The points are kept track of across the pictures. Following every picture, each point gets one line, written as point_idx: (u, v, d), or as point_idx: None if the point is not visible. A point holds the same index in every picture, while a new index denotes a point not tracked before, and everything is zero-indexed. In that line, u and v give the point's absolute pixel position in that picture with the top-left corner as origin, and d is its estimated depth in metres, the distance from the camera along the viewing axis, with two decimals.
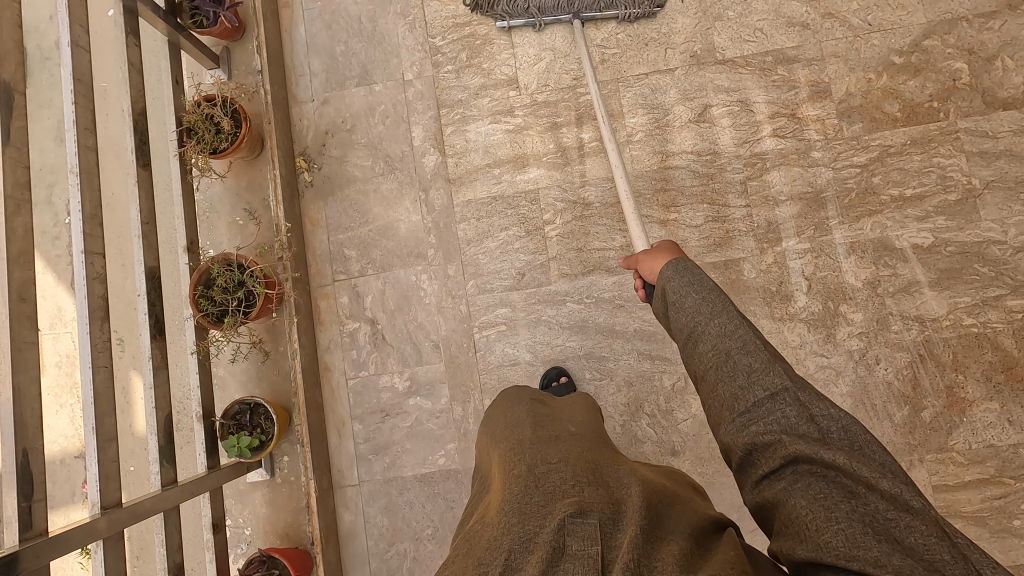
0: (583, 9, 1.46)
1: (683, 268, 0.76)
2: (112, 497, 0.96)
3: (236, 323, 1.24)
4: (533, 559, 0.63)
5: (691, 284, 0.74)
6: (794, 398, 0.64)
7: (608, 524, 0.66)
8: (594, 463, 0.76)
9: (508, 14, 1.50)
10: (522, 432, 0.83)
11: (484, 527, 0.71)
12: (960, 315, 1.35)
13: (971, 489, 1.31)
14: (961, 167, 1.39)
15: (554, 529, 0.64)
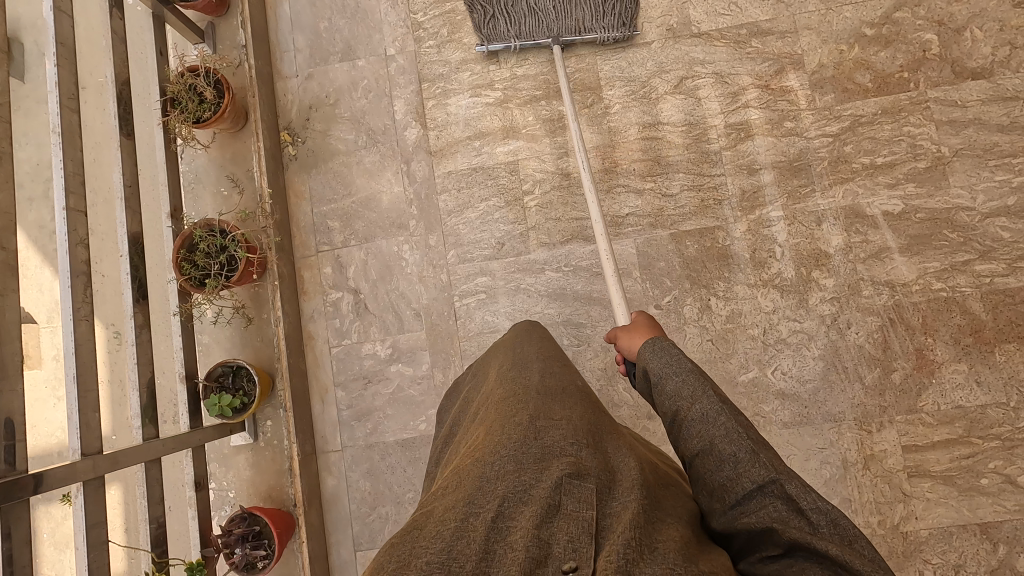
0: (562, 33, 1.46)
1: (659, 347, 0.78)
2: (93, 444, 0.99)
3: (218, 286, 1.26)
4: (527, 511, 0.60)
5: (668, 365, 0.76)
6: (781, 491, 0.61)
7: (604, 490, 0.65)
8: (595, 428, 0.76)
9: (488, 39, 1.49)
10: (531, 382, 0.85)
11: (473, 468, 0.67)
12: (930, 279, 1.38)
13: (939, 449, 1.34)
14: (931, 135, 1.42)
15: (553, 485, 0.63)
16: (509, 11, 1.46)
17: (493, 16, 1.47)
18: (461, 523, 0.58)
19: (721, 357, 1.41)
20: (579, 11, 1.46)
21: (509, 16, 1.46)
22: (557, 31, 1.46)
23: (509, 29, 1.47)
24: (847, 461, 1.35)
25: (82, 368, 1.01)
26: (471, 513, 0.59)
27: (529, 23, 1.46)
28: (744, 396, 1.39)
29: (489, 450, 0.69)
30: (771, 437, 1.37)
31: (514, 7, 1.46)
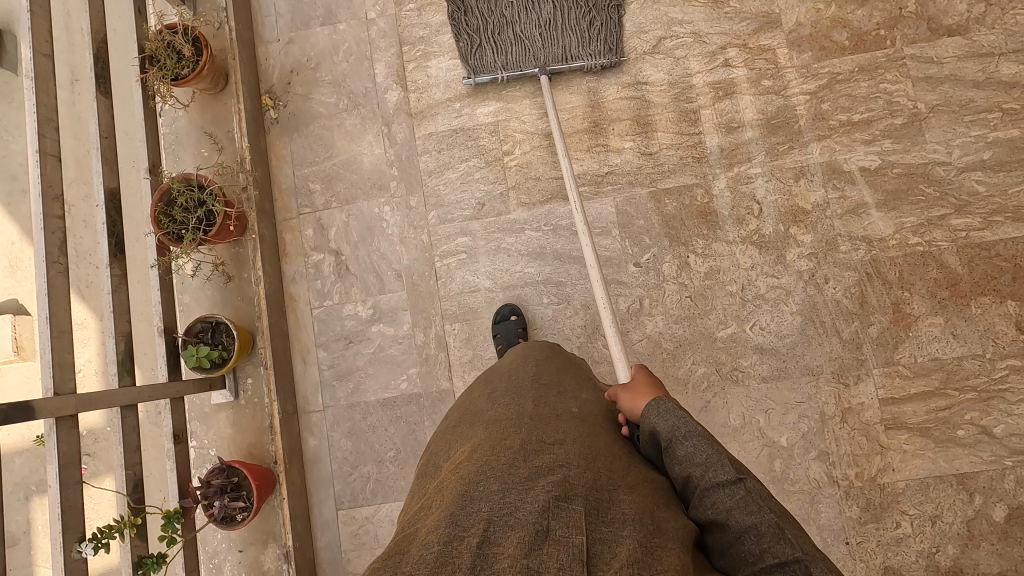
0: (550, 61, 1.45)
1: (662, 409, 0.78)
2: (67, 385, 1.00)
3: (196, 240, 1.27)
4: (514, 535, 0.60)
5: (674, 428, 0.76)
6: (806, 570, 0.61)
7: (595, 513, 0.65)
8: (588, 451, 0.75)
9: (475, 71, 1.47)
10: (524, 404, 0.83)
11: (457, 492, 0.67)
12: (906, 234, 1.39)
13: (916, 401, 1.34)
14: (908, 92, 1.42)
15: (539, 510, 0.63)
16: (496, 41, 1.46)
17: (480, 46, 1.47)
18: (445, 546, 0.59)
19: (699, 313, 1.41)
20: (566, 38, 1.46)
21: (496, 46, 1.46)
22: (544, 60, 1.46)
23: (495, 60, 1.46)
24: (824, 414, 1.36)
25: (54, 309, 1.01)
26: (456, 538, 0.60)
27: (515, 53, 1.45)
28: (722, 351, 1.40)
29: (478, 473, 0.69)
30: (748, 392, 1.38)
31: (500, 37, 1.46)
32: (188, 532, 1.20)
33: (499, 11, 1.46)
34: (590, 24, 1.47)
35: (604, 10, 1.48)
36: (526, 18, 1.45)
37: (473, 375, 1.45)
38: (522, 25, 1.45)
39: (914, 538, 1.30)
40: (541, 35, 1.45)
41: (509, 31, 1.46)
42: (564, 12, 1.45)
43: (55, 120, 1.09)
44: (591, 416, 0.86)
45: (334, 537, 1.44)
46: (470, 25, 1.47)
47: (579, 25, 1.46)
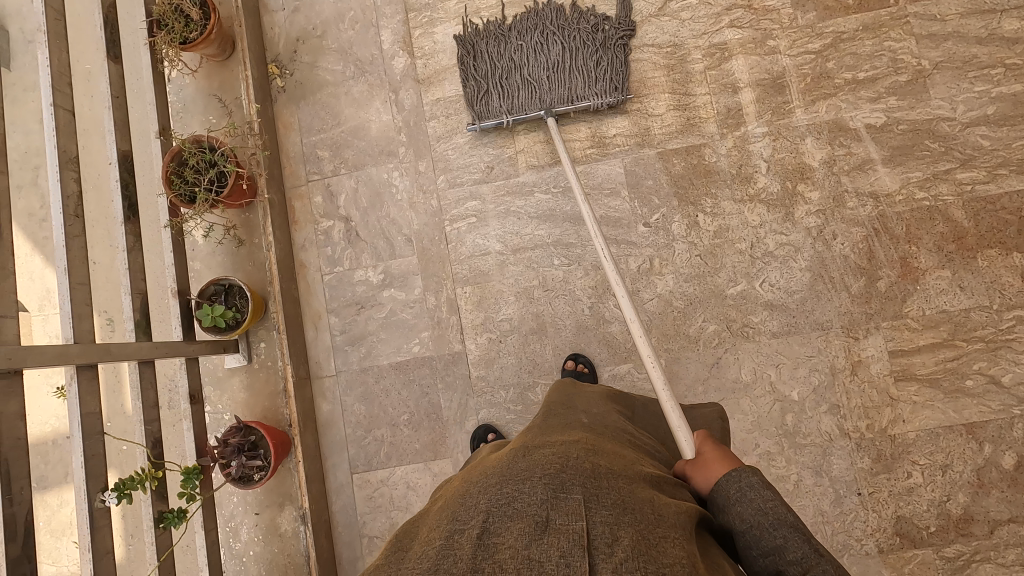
0: (556, 102, 1.43)
1: (746, 485, 0.70)
2: (85, 336, 1.01)
3: (208, 201, 1.27)
4: (514, 525, 0.61)
5: (761, 511, 0.67)
6: None
7: (595, 498, 0.64)
8: (590, 448, 0.75)
9: (480, 117, 1.45)
10: (536, 419, 0.88)
11: (459, 498, 0.68)
12: (913, 189, 1.40)
13: (925, 353, 1.36)
14: (912, 50, 1.44)
15: (539, 503, 0.63)
16: (503, 85, 1.45)
17: (487, 92, 1.46)
18: (446, 542, 0.60)
19: (709, 271, 1.42)
20: (573, 80, 1.43)
21: (502, 90, 1.45)
22: (550, 102, 1.43)
23: (500, 105, 1.45)
24: (835, 367, 1.37)
25: (72, 262, 1.02)
26: (456, 532, 0.61)
27: (521, 97, 1.44)
28: (733, 309, 1.41)
29: (479, 478, 0.71)
30: (760, 347, 1.39)
31: (507, 81, 1.45)
32: (206, 491, 1.20)
33: (508, 55, 1.46)
34: (597, 64, 1.45)
35: (611, 50, 1.47)
36: (533, 61, 1.45)
37: (485, 338, 1.46)
38: (531, 68, 1.44)
39: (925, 487, 1.32)
40: (548, 78, 1.43)
41: (515, 76, 1.45)
42: (572, 56, 1.44)
43: (67, 75, 1.09)
44: (601, 425, 0.87)
45: (349, 500, 1.44)
46: (478, 69, 1.48)
47: (586, 66, 1.44)
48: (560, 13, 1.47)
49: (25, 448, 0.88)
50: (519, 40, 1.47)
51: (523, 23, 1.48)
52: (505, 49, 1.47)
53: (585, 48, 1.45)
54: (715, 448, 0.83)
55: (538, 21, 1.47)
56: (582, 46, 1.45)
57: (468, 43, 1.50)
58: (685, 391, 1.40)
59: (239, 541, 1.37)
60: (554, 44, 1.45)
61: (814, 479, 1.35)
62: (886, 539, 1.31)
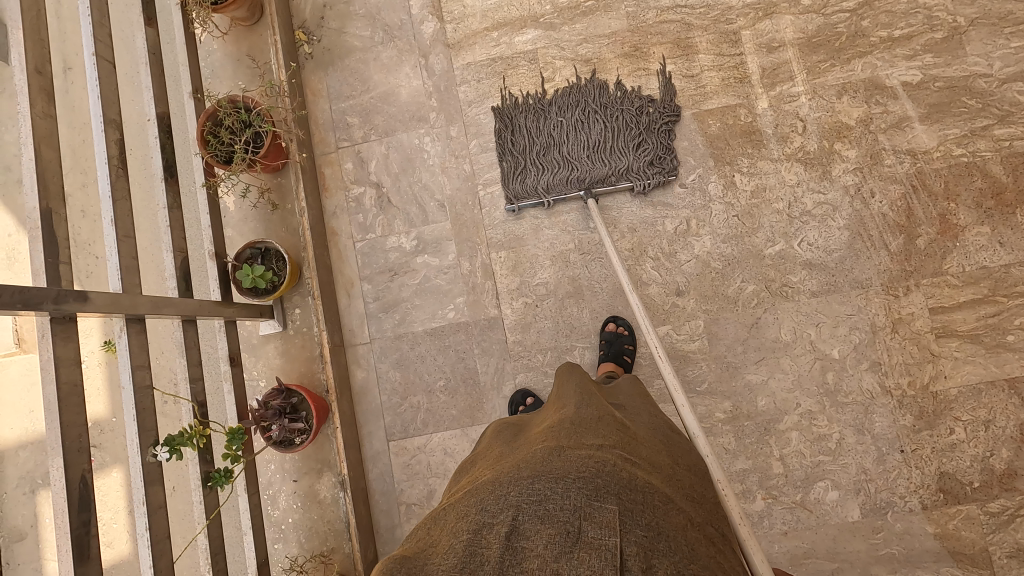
0: (595, 182, 1.43)
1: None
2: (133, 288, 1.00)
3: (245, 161, 1.25)
4: (543, 530, 0.67)
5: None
6: None
7: (629, 513, 0.68)
8: (627, 455, 0.78)
9: (517, 197, 1.45)
10: (570, 412, 0.89)
11: (491, 485, 0.74)
12: (950, 146, 1.40)
13: (966, 309, 1.35)
14: (947, 6, 1.43)
15: (572, 511, 0.68)
16: (540, 162, 1.45)
17: (524, 167, 1.46)
18: (475, 536, 0.68)
19: (747, 231, 1.41)
20: (614, 162, 1.43)
21: (540, 166, 1.45)
22: (588, 182, 1.42)
23: (538, 182, 1.44)
24: (875, 325, 1.37)
25: (118, 212, 1.01)
26: (485, 527, 0.68)
27: (559, 176, 1.43)
28: (772, 268, 1.40)
29: (512, 470, 0.76)
30: (799, 307, 1.38)
31: (545, 157, 1.45)
32: (249, 454, 1.18)
33: (547, 132, 1.46)
34: (639, 147, 1.43)
35: (655, 134, 1.44)
36: (574, 141, 1.45)
37: (521, 303, 1.45)
38: (570, 146, 1.45)
39: (968, 443, 1.31)
40: (587, 158, 1.43)
41: (554, 154, 1.45)
42: (613, 138, 1.44)
43: (107, 27, 1.10)
44: (636, 426, 0.90)
45: (387, 467, 1.43)
46: (516, 144, 1.47)
47: (627, 148, 1.43)
48: (603, 92, 1.47)
49: (80, 393, 0.87)
50: (560, 117, 1.47)
51: (564, 99, 1.48)
52: (544, 125, 1.47)
53: (626, 130, 1.44)
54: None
55: (580, 99, 1.47)
56: (625, 128, 1.45)
57: (504, 115, 1.49)
58: (724, 351, 1.39)
59: (277, 508, 1.36)
60: (595, 124, 1.46)
61: (856, 437, 1.34)
62: (930, 495, 1.30)
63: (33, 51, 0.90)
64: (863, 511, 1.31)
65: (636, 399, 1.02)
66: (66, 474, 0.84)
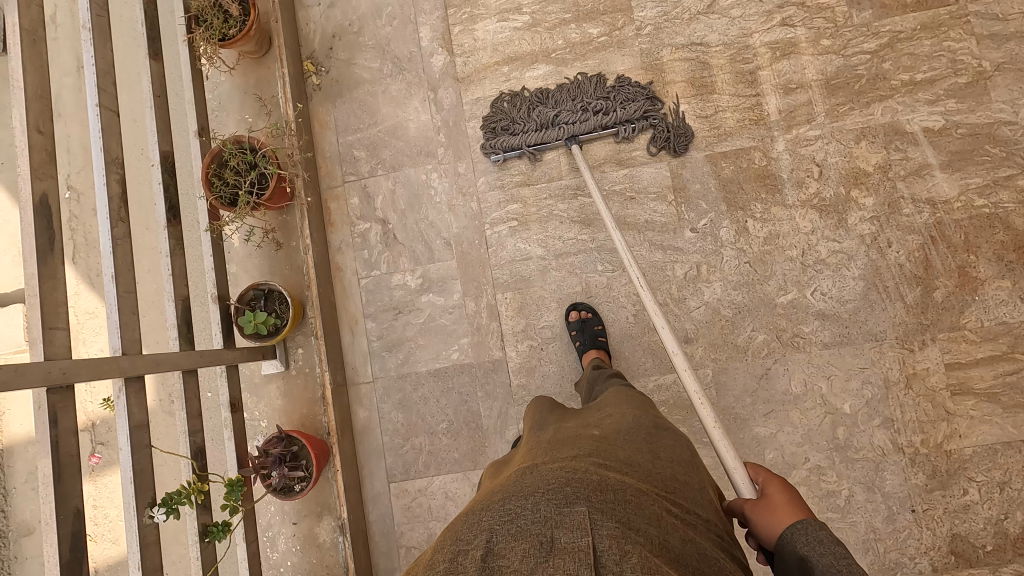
0: (580, 130, 1.40)
1: (814, 540, 0.63)
2: (133, 346, 0.98)
3: (249, 203, 1.24)
4: (518, 545, 0.58)
5: (833, 568, 0.60)
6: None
7: (601, 513, 0.61)
8: (602, 460, 0.72)
9: (501, 149, 1.44)
10: (543, 438, 0.83)
11: (463, 515, 0.65)
12: (972, 196, 1.35)
13: (983, 366, 1.32)
14: (972, 50, 1.38)
15: (543, 521, 0.60)
16: (527, 125, 1.43)
17: (512, 133, 1.44)
18: (451, 564, 0.58)
19: (759, 279, 1.38)
20: (605, 120, 1.40)
21: (526, 125, 1.43)
22: (574, 130, 1.40)
23: (522, 137, 1.42)
24: (888, 379, 1.33)
25: (119, 269, 1.00)
26: (460, 554, 0.58)
27: (546, 132, 1.41)
28: (783, 318, 1.37)
29: (485, 499, 0.68)
30: (810, 358, 1.35)
31: (532, 117, 1.43)
32: (248, 503, 1.17)
33: (539, 110, 1.43)
34: (628, 107, 1.41)
35: (648, 103, 1.42)
36: (567, 107, 1.43)
37: (526, 345, 1.43)
38: (562, 110, 1.42)
39: (982, 504, 1.28)
40: (577, 116, 1.41)
41: (551, 137, 1.40)
42: (605, 103, 1.42)
43: (112, 75, 1.08)
44: (614, 430, 0.83)
45: (387, 509, 1.41)
46: (507, 117, 1.45)
47: (618, 110, 1.41)
48: (600, 85, 1.45)
49: (77, 462, 0.86)
50: (554, 96, 1.44)
51: (561, 93, 1.45)
52: (538, 107, 1.44)
53: (617, 94, 1.43)
54: (784, 492, 0.74)
55: (578, 93, 1.44)
56: (618, 95, 1.43)
57: (498, 110, 1.46)
58: (732, 402, 1.36)
59: (276, 550, 1.35)
60: (589, 91, 1.44)
61: (866, 495, 1.31)
62: (941, 558, 1.27)
63: (35, 110, 0.89)
64: (870, 571, 1.29)
65: (634, 402, 0.94)
66: (59, 548, 0.83)
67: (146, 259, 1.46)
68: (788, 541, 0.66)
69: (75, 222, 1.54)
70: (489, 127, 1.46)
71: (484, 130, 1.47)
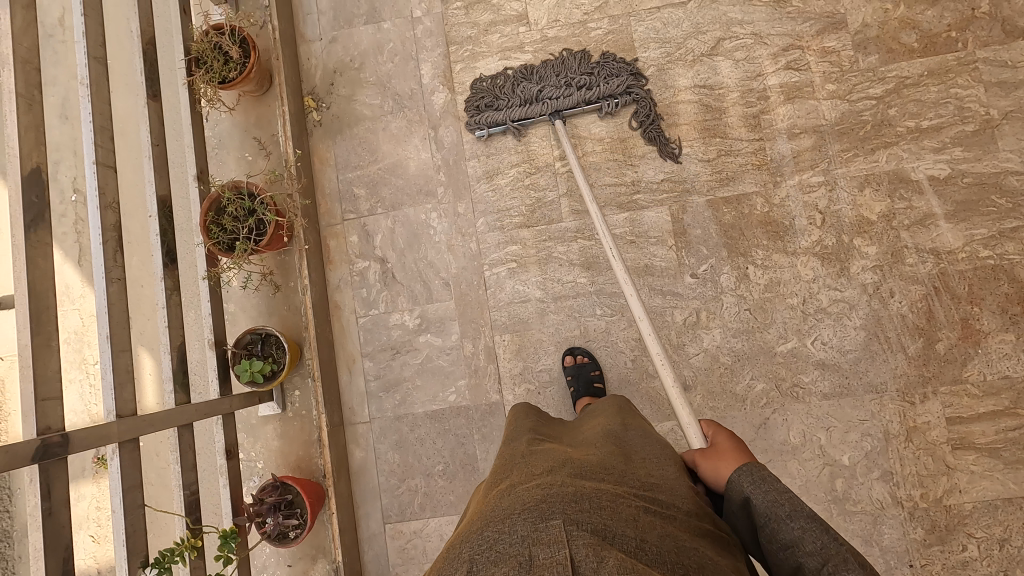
0: (564, 105, 1.40)
1: (758, 478, 0.70)
2: (127, 406, 0.98)
3: (247, 249, 1.23)
4: (499, 571, 0.57)
5: (777, 503, 0.68)
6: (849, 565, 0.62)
7: (577, 523, 0.60)
8: (576, 471, 0.72)
9: (486, 125, 1.44)
10: (518, 452, 0.83)
11: (445, 551, 0.64)
12: (977, 247, 1.34)
13: (985, 420, 1.30)
14: (980, 98, 1.36)
15: (521, 541, 0.59)
16: (512, 100, 1.43)
17: (496, 107, 1.44)
18: None
19: (759, 326, 1.37)
20: (589, 94, 1.41)
21: (510, 100, 1.43)
22: (558, 104, 1.40)
23: (507, 112, 1.43)
24: (888, 432, 1.32)
25: (115, 328, 1.00)
26: None
27: (530, 107, 1.41)
28: (782, 367, 1.36)
29: (465, 529, 0.67)
30: (810, 409, 1.34)
31: (516, 92, 1.43)
32: (242, 551, 1.18)
33: (523, 85, 1.43)
34: (613, 82, 1.42)
35: (632, 80, 1.43)
36: (550, 83, 1.42)
37: (523, 388, 1.42)
38: (546, 85, 1.42)
39: (981, 561, 1.26)
40: (561, 91, 1.41)
41: (535, 112, 1.41)
42: (589, 78, 1.42)
43: (110, 129, 1.08)
44: (587, 445, 0.83)
45: (382, 550, 1.41)
46: (491, 92, 1.46)
47: (603, 86, 1.41)
48: (584, 61, 1.44)
49: (69, 531, 0.87)
50: (538, 72, 1.44)
51: (545, 69, 1.44)
52: (522, 83, 1.44)
53: (601, 70, 1.43)
54: (729, 441, 0.83)
55: (562, 68, 1.43)
56: (601, 70, 1.43)
57: (481, 86, 1.47)
58: None
59: None
60: (573, 66, 1.44)
61: (863, 549, 1.29)
62: None
63: (28, 179, 0.91)
64: None
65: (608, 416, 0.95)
66: None
67: (141, 281, 1.46)
68: (735, 482, 0.72)
69: (82, 225, 1.55)
70: (472, 103, 1.46)
71: (467, 107, 1.47)
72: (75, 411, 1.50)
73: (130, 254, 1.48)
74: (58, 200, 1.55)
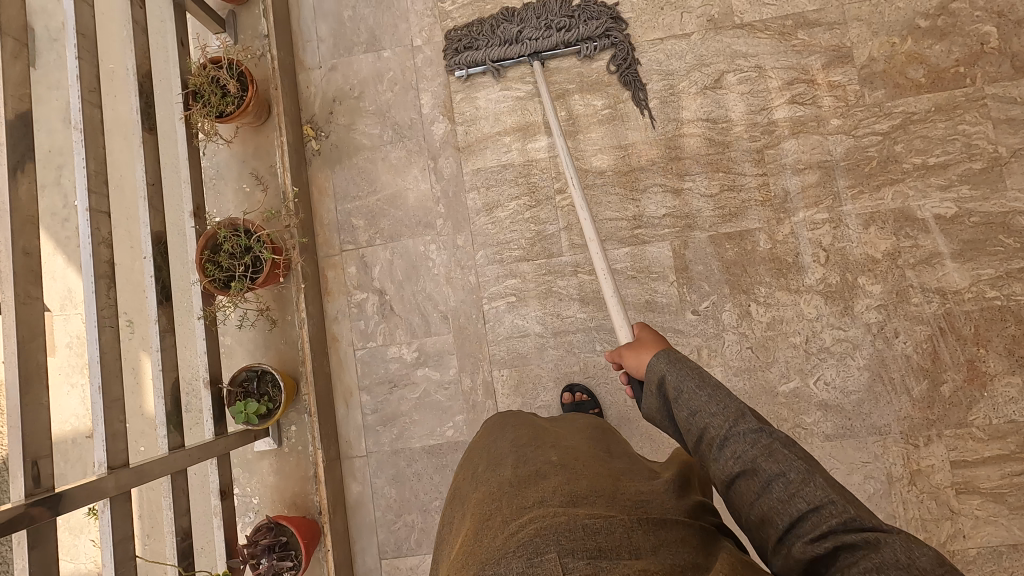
0: (543, 48, 1.41)
1: (671, 358, 0.75)
2: (119, 457, 0.97)
3: (243, 287, 1.22)
4: None
5: (685, 378, 0.72)
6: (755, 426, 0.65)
7: (572, 556, 0.58)
8: (569, 495, 0.68)
9: (466, 64, 1.46)
10: (505, 473, 0.77)
11: None
12: (984, 287, 1.31)
13: (990, 465, 1.28)
14: (988, 135, 1.34)
15: None
16: (492, 42, 1.44)
17: (476, 48, 1.45)
18: None
19: (761, 365, 1.35)
20: (568, 36, 1.41)
21: (490, 41, 1.44)
22: (537, 47, 1.41)
23: (487, 54, 1.44)
24: (892, 475, 1.30)
25: (107, 378, 0.99)
26: None
27: (509, 48, 1.42)
28: (784, 407, 1.34)
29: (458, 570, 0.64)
30: (812, 450, 1.32)
31: (496, 33, 1.44)
32: None
33: (502, 27, 1.44)
34: (593, 25, 1.42)
35: (613, 22, 1.44)
36: (530, 24, 1.43)
37: None
38: (525, 28, 1.42)
39: None
40: (541, 33, 1.41)
41: (514, 53, 1.42)
42: (568, 20, 1.42)
43: (104, 173, 1.07)
44: (575, 453, 0.78)
45: None
46: (472, 31, 1.46)
47: (582, 28, 1.42)
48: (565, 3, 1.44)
49: None
50: (520, 13, 1.44)
51: (527, 12, 1.44)
52: (502, 23, 1.44)
53: (580, 13, 1.43)
54: (652, 334, 0.91)
55: (542, 10, 1.43)
56: (581, 11, 1.44)
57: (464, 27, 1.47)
58: None
59: None
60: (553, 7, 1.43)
61: None
62: None
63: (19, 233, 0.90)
64: None
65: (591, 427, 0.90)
66: None
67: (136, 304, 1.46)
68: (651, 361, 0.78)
69: None
70: (451, 43, 1.47)
71: (445, 49, 1.48)
72: (75, 415, 1.49)
73: (126, 277, 1.47)
74: (60, 204, 1.54)
